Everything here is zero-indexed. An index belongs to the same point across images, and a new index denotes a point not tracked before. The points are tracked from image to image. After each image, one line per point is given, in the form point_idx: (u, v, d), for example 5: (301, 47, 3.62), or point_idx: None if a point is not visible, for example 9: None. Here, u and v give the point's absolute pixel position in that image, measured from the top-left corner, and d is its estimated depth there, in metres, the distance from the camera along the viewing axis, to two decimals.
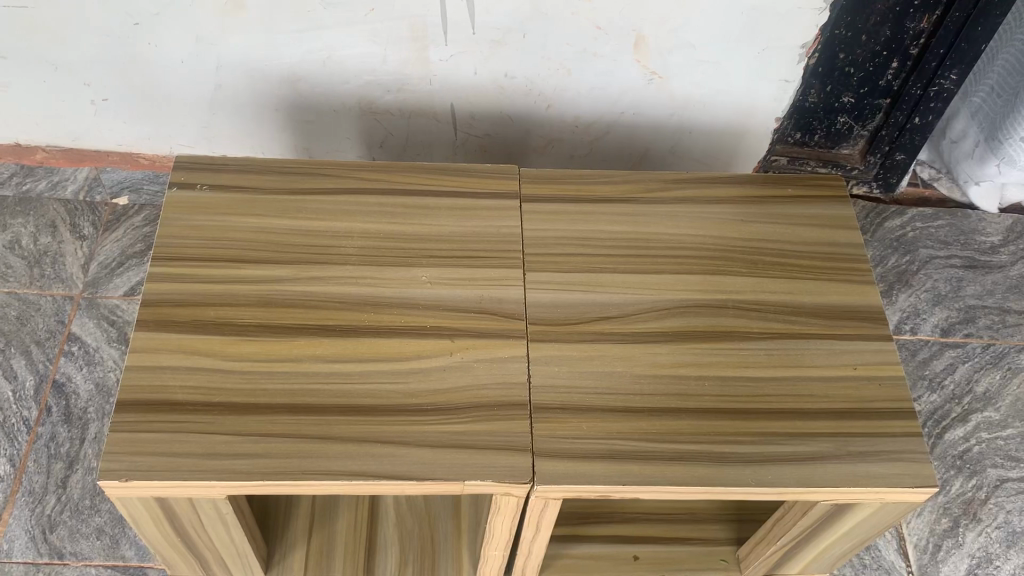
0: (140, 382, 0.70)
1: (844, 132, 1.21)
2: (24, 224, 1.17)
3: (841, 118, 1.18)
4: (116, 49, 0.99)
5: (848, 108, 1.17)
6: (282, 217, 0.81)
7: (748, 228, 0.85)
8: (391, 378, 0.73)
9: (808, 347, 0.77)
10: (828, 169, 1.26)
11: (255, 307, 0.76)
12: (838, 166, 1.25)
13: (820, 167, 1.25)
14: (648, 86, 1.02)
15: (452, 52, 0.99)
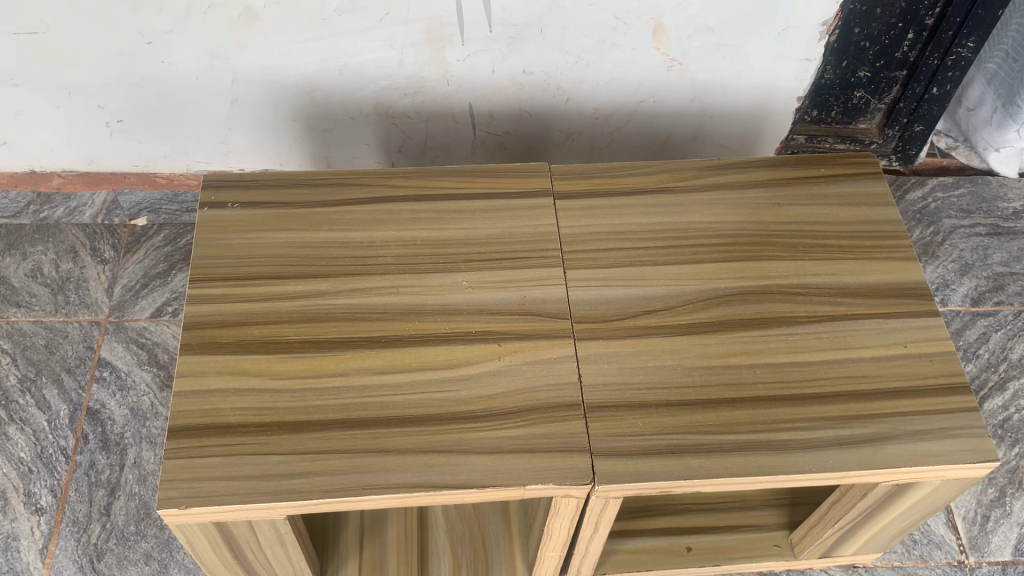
0: (191, 408, 0.70)
1: (861, 107, 1.20)
2: (44, 251, 1.15)
3: (858, 93, 1.18)
4: (130, 69, 0.98)
5: (864, 82, 1.16)
6: (317, 231, 0.80)
7: (784, 212, 0.84)
8: (442, 386, 0.72)
9: (855, 328, 0.77)
10: (847, 145, 1.25)
11: (298, 324, 0.75)
12: (856, 141, 1.25)
13: (839, 143, 1.24)
14: (668, 73, 1.01)
15: (469, 51, 0.98)
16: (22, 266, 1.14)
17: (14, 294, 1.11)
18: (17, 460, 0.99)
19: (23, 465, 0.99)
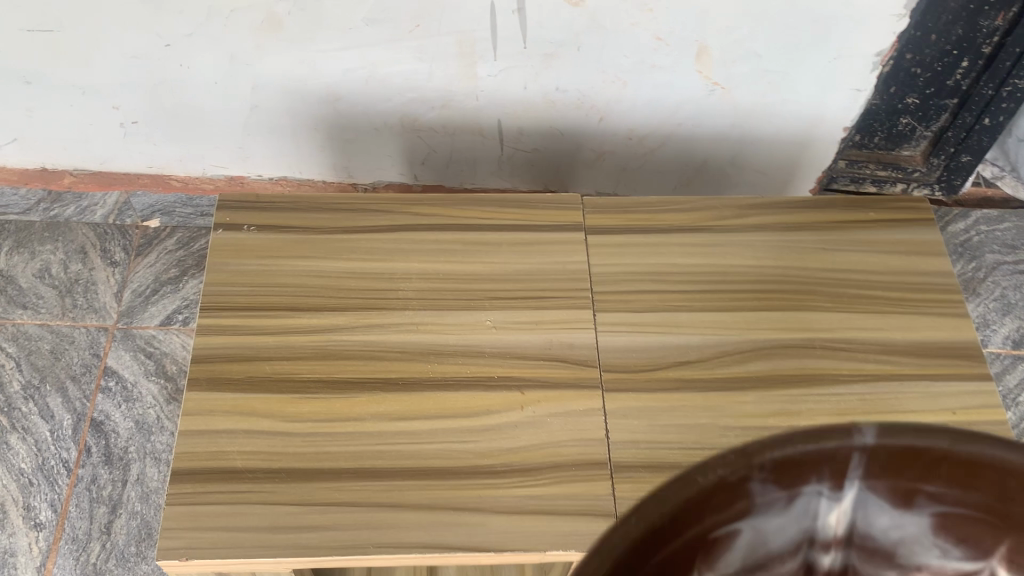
0: (196, 450, 0.66)
1: (906, 134, 1.14)
2: (53, 250, 1.11)
3: (904, 120, 1.11)
4: (146, 71, 0.94)
5: (912, 109, 1.10)
6: (336, 260, 0.76)
7: (828, 258, 0.79)
8: (460, 436, 0.68)
9: (903, 390, 0.72)
10: (888, 172, 1.18)
11: (312, 361, 0.71)
12: (898, 169, 1.18)
13: (880, 170, 1.18)
14: (710, 97, 0.96)
15: (502, 67, 0.93)
16: (30, 265, 1.10)
17: (21, 295, 1.08)
18: (17, 471, 0.96)
19: (23, 477, 0.96)
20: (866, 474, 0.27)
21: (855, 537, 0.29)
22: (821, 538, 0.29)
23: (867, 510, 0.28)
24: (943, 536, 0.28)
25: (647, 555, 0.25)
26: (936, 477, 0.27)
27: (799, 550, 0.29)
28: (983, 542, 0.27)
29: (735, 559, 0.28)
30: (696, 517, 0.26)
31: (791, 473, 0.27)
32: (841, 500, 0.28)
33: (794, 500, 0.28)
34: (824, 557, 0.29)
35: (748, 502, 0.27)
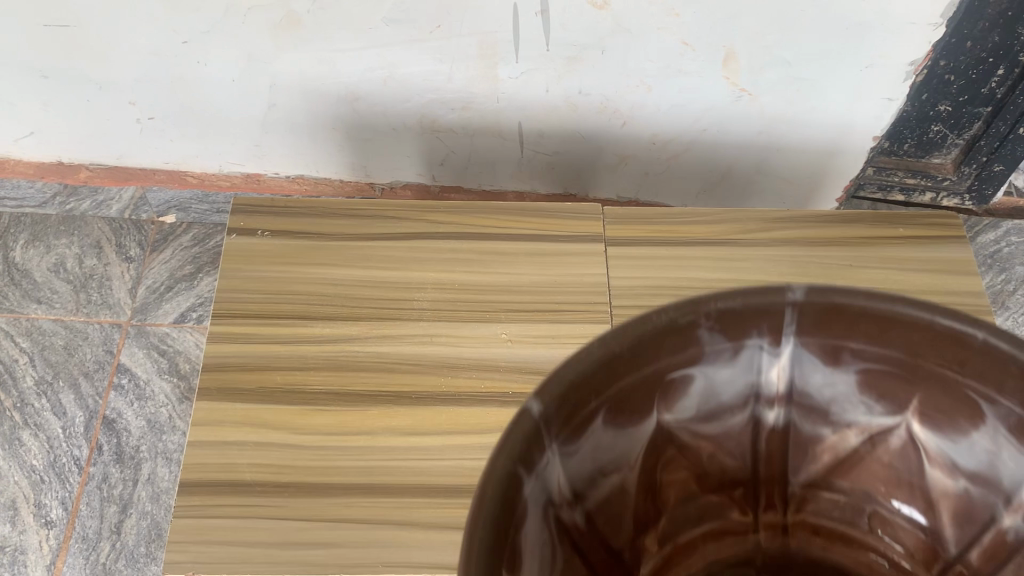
0: (205, 461, 0.65)
1: (936, 142, 0.99)
2: (68, 244, 1.11)
3: (935, 128, 0.97)
4: (163, 67, 0.93)
5: (944, 117, 0.95)
6: (351, 268, 0.75)
7: (856, 275, 0.77)
8: (473, 453, 0.66)
9: None
10: (915, 180, 1.05)
11: (324, 372, 0.70)
12: (926, 176, 1.05)
13: (906, 179, 1.05)
14: (736, 104, 0.94)
15: (523, 69, 0.91)
16: (45, 259, 1.09)
17: (36, 289, 1.07)
18: (29, 468, 0.96)
19: (34, 474, 0.95)
20: (797, 334, 0.41)
21: (793, 394, 0.43)
22: (768, 395, 0.43)
23: (804, 367, 0.42)
24: (860, 386, 0.42)
25: (608, 372, 0.39)
26: (856, 338, 0.40)
27: (749, 402, 0.43)
28: (898, 398, 0.41)
29: (693, 401, 0.43)
30: (653, 353, 0.40)
31: (732, 324, 0.41)
32: (780, 359, 0.42)
33: (739, 354, 0.42)
34: (771, 412, 0.44)
35: (699, 350, 0.41)
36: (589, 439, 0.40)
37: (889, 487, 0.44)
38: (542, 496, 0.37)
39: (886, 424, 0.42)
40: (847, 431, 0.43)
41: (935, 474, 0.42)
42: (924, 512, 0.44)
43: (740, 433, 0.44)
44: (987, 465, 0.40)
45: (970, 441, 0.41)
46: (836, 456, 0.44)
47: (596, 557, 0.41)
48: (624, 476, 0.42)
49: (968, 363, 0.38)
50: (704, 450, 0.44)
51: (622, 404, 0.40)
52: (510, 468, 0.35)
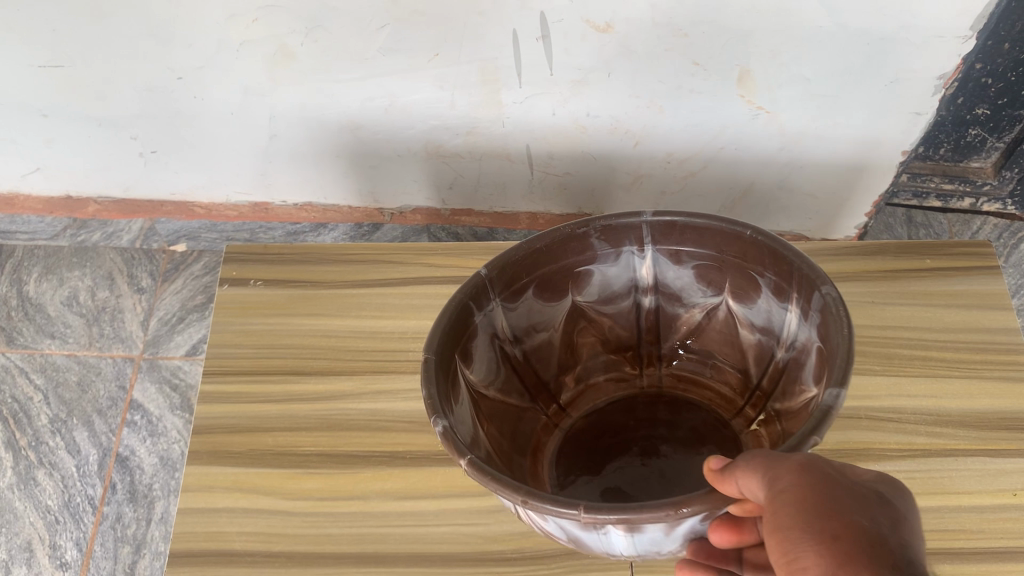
0: (195, 530, 0.64)
1: (975, 145, 0.92)
2: (81, 277, 1.13)
3: (973, 131, 0.89)
4: (161, 103, 0.91)
5: (982, 121, 0.87)
6: (345, 318, 0.74)
7: (876, 312, 0.73)
8: (469, 519, 0.63)
9: (956, 468, 0.65)
10: (953, 182, 0.99)
11: (316, 432, 0.68)
12: (965, 180, 0.99)
13: (943, 183, 0.99)
14: (754, 122, 0.89)
15: (528, 93, 0.86)
16: (58, 293, 1.12)
17: (50, 324, 1.09)
18: (44, 509, 0.96)
19: (50, 515, 0.96)
20: (655, 241, 0.56)
21: (656, 284, 0.59)
22: (643, 284, 0.59)
23: (662, 267, 0.58)
24: (696, 277, 0.57)
25: (531, 260, 0.55)
26: (686, 245, 0.55)
27: (632, 291, 0.60)
28: (718, 283, 0.57)
29: (593, 288, 0.59)
30: (561, 252, 0.56)
31: (612, 234, 0.55)
32: (646, 260, 0.57)
33: (620, 257, 0.57)
34: (646, 297, 0.60)
35: (593, 254, 0.56)
36: (522, 303, 0.57)
37: (723, 347, 0.60)
38: (488, 329, 0.55)
39: (716, 303, 0.58)
40: (693, 309, 0.60)
41: (744, 333, 0.58)
42: (738, 357, 0.60)
43: (627, 311, 0.61)
44: (767, 321, 0.55)
45: (759, 306, 0.55)
46: (690, 329, 0.61)
47: (528, 377, 0.60)
48: (551, 333, 0.60)
49: (749, 255, 0.53)
50: (604, 324, 0.62)
51: (543, 286, 0.57)
52: (463, 299, 0.52)
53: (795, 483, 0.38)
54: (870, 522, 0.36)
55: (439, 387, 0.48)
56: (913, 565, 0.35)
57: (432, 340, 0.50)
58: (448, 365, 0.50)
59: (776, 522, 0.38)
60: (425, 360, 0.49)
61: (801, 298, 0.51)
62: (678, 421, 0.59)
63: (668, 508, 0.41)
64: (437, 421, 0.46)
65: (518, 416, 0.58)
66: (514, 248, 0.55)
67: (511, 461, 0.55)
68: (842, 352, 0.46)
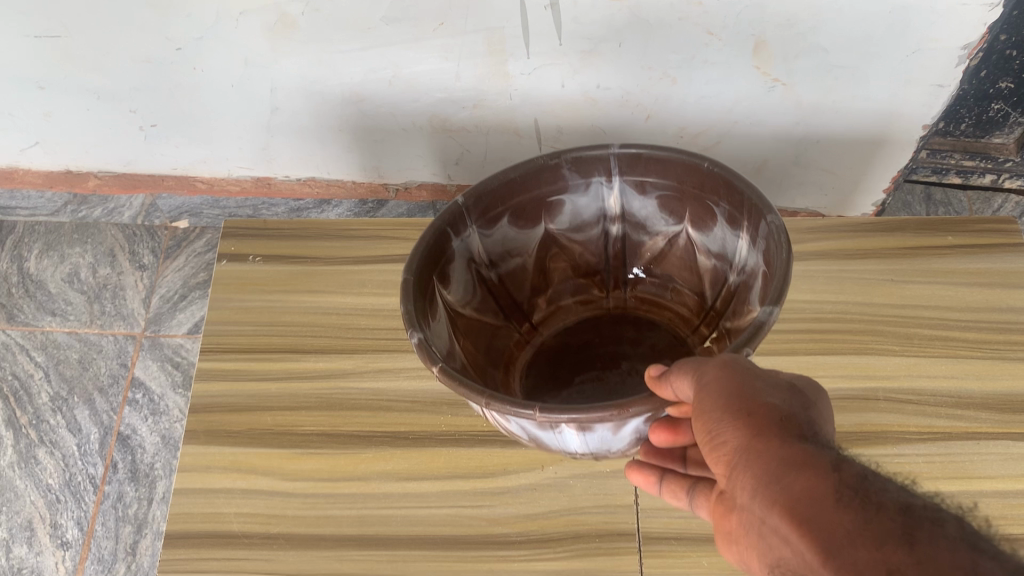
0: (192, 510, 0.62)
1: (997, 120, 0.90)
2: (82, 253, 1.11)
3: (995, 105, 0.87)
4: (160, 75, 0.89)
5: (1005, 95, 0.86)
6: (347, 295, 0.72)
7: (896, 291, 0.71)
8: (472, 501, 0.62)
9: (977, 453, 0.63)
10: (973, 159, 0.97)
11: (316, 412, 0.66)
12: (986, 157, 0.96)
13: (963, 158, 0.97)
14: (770, 94, 0.86)
15: (535, 64, 0.84)
16: (59, 269, 1.10)
17: (51, 301, 1.08)
18: (45, 487, 0.95)
19: (51, 494, 0.95)
20: (621, 173, 0.59)
21: (622, 213, 0.63)
22: (610, 214, 0.63)
23: (628, 197, 0.61)
24: (660, 207, 0.61)
25: (505, 189, 0.59)
26: (651, 176, 0.59)
27: (600, 220, 0.64)
28: (679, 213, 0.60)
29: (565, 218, 0.63)
30: (534, 182, 0.59)
31: (582, 166, 0.59)
32: (614, 190, 0.61)
33: (590, 187, 0.61)
34: (614, 226, 0.64)
35: (565, 184, 0.60)
36: (498, 230, 0.61)
37: (683, 273, 0.64)
38: (465, 253, 0.59)
39: (677, 231, 0.62)
40: (656, 238, 0.63)
41: (701, 259, 0.62)
42: (694, 281, 0.63)
43: (596, 240, 0.65)
44: (722, 248, 0.59)
45: (714, 234, 0.59)
46: (654, 255, 0.65)
47: (502, 300, 0.65)
48: (524, 258, 0.65)
49: (705, 185, 0.57)
50: (575, 251, 0.66)
51: (517, 213, 0.61)
52: (441, 226, 0.56)
53: (716, 376, 0.43)
54: (782, 403, 0.42)
55: (417, 305, 0.51)
56: (820, 434, 0.40)
57: (411, 261, 0.53)
58: (426, 284, 0.54)
59: (700, 409, 0.43)
60: (403, 281, 0.52)
61: (749, 226, 0.54)
62: (641, 339, 0.64)
63: (611, 408, 0.46)
64: (413, 333, 0.49)
65: (492, 335, 0.63)
66: (491, 178, 0.58)
67: (486, 374, 0.60)
68: (780, 279, 0.49)
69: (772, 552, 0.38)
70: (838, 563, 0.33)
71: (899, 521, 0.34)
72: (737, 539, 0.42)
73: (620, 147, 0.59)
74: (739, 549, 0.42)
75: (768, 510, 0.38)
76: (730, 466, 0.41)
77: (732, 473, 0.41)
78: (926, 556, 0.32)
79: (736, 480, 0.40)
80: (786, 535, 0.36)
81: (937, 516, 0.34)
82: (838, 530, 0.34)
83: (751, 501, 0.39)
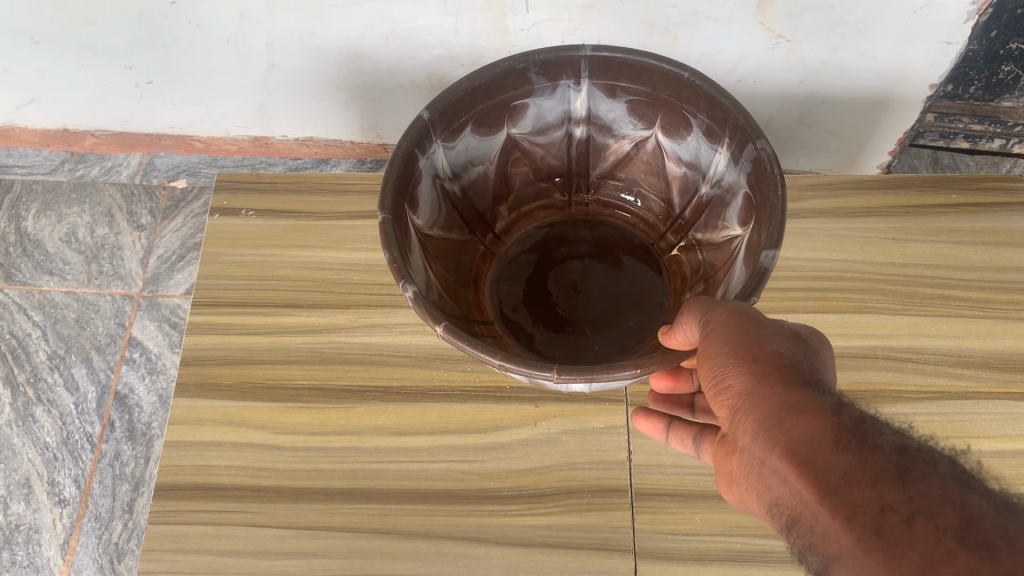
0: (183, 463, 0.62)
1: (1009, 83, 0.85)
2: (80, 213, 1.10)
3: (1007, 68, 0.82)
4: (153, 31, 0.86)
5: (1017, 57, 0.80)
6: (340, 250, 0.71)
7: (898, 249, 0.70)
8: (464, 456, 0.61)
9: (977, 413, 0.62)
10: (983, 124, 0.92)
11: (307, 365, 0.65)
12: (996, 121, 0.91)
13: (971, 123, 0.92)
14: (774, 51, 0.83)
15: (536, 19, 0.81)
16: (57, 229, 1.09)
17: (48, 260, 1.07)
18: (42, 446, 0.96)
19: (48, 452, 0.95)
20: (591, 77, 0.59)
21: (589, 117, 0.63)
22: (575, 115, 0.63)
23: (597, 101, 0.61)
24: (629, 110, 0.61)
25: (472, 98, 0.57)
26: (622, 81, 0.59)
27: (564, 121, 0.63)
28: (648, 118, 0.61)
29: (529, 121, 0.62)
30: (500, 89, 0.58)
31: (552, 71, 0.58)
32: (581, 92, 0.60)
33: (557, 90, 0.60)
34: (578, 128, 0.64)
35: (531, 88, 0.59)
36: (462, 139, 0.59)
37: (648, 177, 0.65)
38: (431, 170, 0.58)
39: (645, 135, 0.62)
40: (622, 140, 0.64)
41: (668, 164, 0.63)
42: (662, 187, 0.65)
43: (559, 142, 0.65)
44: (695, 155, 0.60)
45: (686, 141, 0.60)
46: (617, 156, 0.65)
47: (467, 210, 0.64)
48: (486, 166, 0.63)
49: (680, 93, 0.57)
50: (537, 155, 0.65)
51: (480, 122, 0.59)
52: (410, 148, 0.54)
53: (721, 324, 0.44)
54: (787, 352, 0.43)
55: (400, 250, 0.50)
56: (823, 386, 0.42)
57: (388, 198, 0.52)
58: (402, 215, 0.52)
59: (706, 355, 0.45)
60: (383, 222, 0.50)
61: (731, 142, 0.55)
62: (601, 240, 0.66)
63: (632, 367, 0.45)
64: (408, 287, 0.48)
65: (460, 251, 0.63)
66: (453, 87, 0.57)
67: (457, 295, 0.60)
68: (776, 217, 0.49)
69: (769, 493, 0.40)
70: (835, 500, 0.35)
71: (894, 460, 0.36)
72: (736, 480, 0.43)
73: (592, 49, 0.58)
74: (736, 489, 0.44)
75: (769, 451, 0.39)
76: (734, 411, 0.43)
77: (735, 417, 0.43)
78: (919, 492, 0.34)
79: (740, 423, 0.42)
80: (786, 476, 0.38)
81: (929, 457, 0.36)
82: (835, 470, 0.36)
83: (753, 444, 0.41)
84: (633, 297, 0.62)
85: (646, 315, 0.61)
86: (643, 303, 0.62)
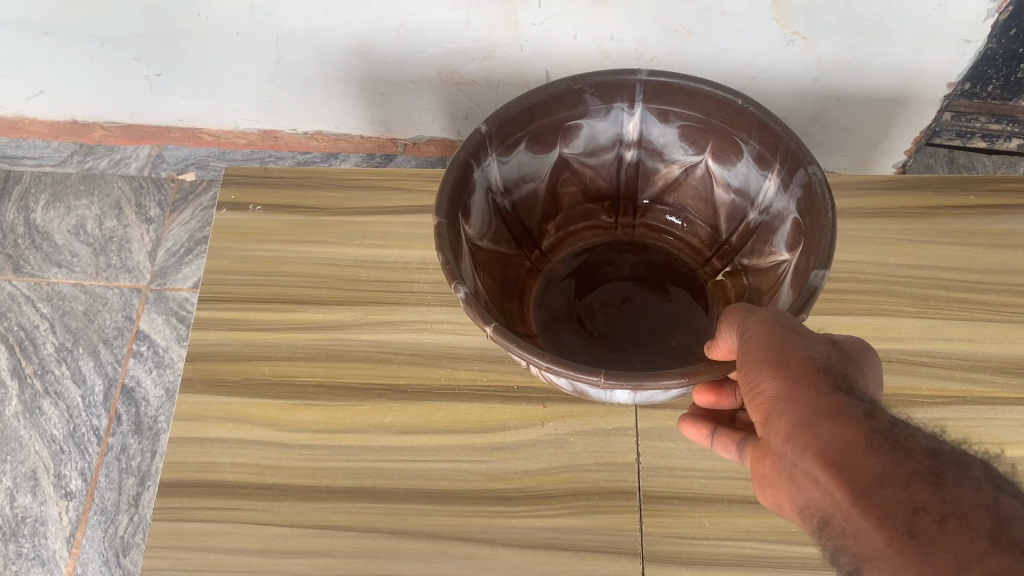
0: (187, 460, 0.61)
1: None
2: (89, 206, 1.11)
3: None
4: (163, 23, 0.86)
5: None
6: (348, 246, 0.70)
7: (914, 251, 0.69)
8: (470, 456, 0.61)
9: (993, 418, 0.61)
10: (999, 122, 0.93)
11: (314, 363, 0.65)
12: (1012, 119, 0.93)
13: (989, 121, 0.93)
14: (789, 48, 0.82)
15: (548, 14, 0.80)
16: (65, 221, 1.09)
17: (56, 252, 1.08)
18: (49, 438, 0.96)
19: (55, 444, 0.95)
20: (645, 100, 0.58)
21: (639, 140, 0.62)
22: (627, 139, 0.62)
23: (649, 125, 0.60)
24: (681, 136, 0.60)
25: (527, 116, 0.57)
26: (676, 106, 0.58)
27: (616, 144, 0.62)
28: (700, 144, 0.60)
29: (580, 142, 0.61)
30: (555, 107, 0.57)
31: (606, 94, 0.58)
32: (635, 115, 0.59)
33: (611, 112, 0.59)
34: (629, 150, 0.63)
35: (586, 109, 0.58)
36: (515, 156, 0.59)
37: (697, 203, 0.64)
38: (485, 185, 0.57)
39: (696, 161, 0.62)
40: (672, 166, 0.63)
41: (718, 191, 0.62)
42: (710, 213, 0.64)
43: (609, 165, 0.64)
44: (745, 181, 0.59)
45: (737, 169, 0.59)
46: (666, 181, 0.65)
47: (516, 227, 0.64)
48: (536, 184, 0.63)
49: (735, 119, 0.56)
50: (587, 176, 0.65)
51: (534, 140, 0.59)
52: (466, 159, 0.53)
53: (757, 329, 0.44)
54: (819, 352, 0.43)
55: (454, 253, 0.50)
56: (854, 385, 0.42)
57: (442, 205, 0.51)
58: (456, 227, 0.52)
59: (744, 358, 0.44)
60: (438, 227, 0.50)
61: (782, 170, 0.54)
62: (647, 263, 0.66)
63: (676, 376, 0.45)
64: (459, 288, 0.48)
65: (506, 264, 0.63)
66: (511, 103, 0.56)
67: (503, 307, 0.60)
68: (826, 242, 0.48)
69: (800, 494, 0.39)
70: (869, 505, 0.35)
71: (927, 464, 0.36)
72: (763, 479, 0.43)
73: (648, 74, 0.57)
74: (770, 491, 0.42)
75: (802, 454, 0.39)
76: (765, 414, 0.42)
77: (766, 419, 0.42)
78: (953, 495, 0.34)
79: (772, 425, 0.41)
80: (820, 479, 0.38)
81: (961, 460, 0.36)
82: (869, 472, 0.36)
83: (785, 446, 0.40)
84: (676, 322, 0.62)
85: (689, 336, 0.61)
86: (686, 326, 0.62)
